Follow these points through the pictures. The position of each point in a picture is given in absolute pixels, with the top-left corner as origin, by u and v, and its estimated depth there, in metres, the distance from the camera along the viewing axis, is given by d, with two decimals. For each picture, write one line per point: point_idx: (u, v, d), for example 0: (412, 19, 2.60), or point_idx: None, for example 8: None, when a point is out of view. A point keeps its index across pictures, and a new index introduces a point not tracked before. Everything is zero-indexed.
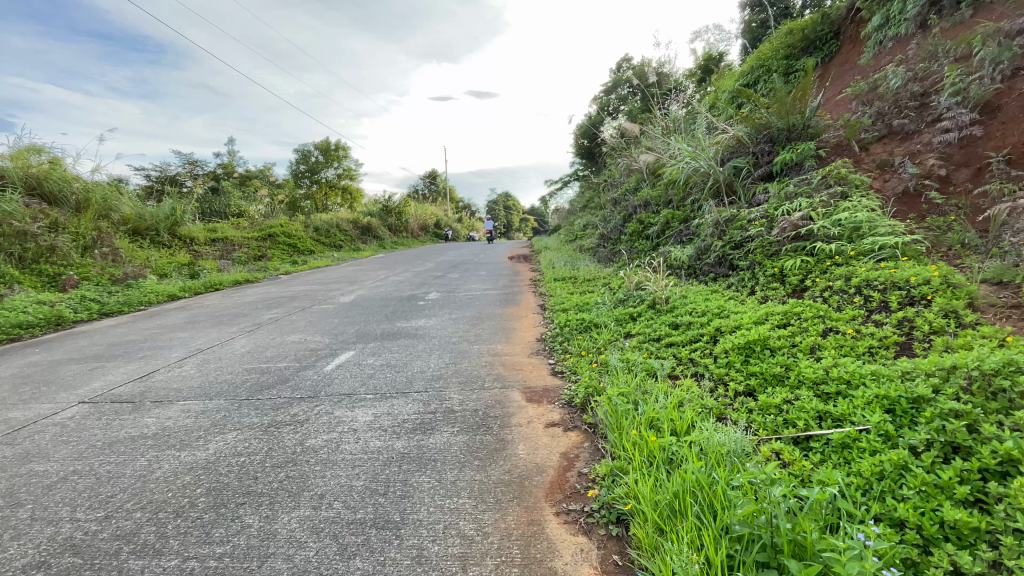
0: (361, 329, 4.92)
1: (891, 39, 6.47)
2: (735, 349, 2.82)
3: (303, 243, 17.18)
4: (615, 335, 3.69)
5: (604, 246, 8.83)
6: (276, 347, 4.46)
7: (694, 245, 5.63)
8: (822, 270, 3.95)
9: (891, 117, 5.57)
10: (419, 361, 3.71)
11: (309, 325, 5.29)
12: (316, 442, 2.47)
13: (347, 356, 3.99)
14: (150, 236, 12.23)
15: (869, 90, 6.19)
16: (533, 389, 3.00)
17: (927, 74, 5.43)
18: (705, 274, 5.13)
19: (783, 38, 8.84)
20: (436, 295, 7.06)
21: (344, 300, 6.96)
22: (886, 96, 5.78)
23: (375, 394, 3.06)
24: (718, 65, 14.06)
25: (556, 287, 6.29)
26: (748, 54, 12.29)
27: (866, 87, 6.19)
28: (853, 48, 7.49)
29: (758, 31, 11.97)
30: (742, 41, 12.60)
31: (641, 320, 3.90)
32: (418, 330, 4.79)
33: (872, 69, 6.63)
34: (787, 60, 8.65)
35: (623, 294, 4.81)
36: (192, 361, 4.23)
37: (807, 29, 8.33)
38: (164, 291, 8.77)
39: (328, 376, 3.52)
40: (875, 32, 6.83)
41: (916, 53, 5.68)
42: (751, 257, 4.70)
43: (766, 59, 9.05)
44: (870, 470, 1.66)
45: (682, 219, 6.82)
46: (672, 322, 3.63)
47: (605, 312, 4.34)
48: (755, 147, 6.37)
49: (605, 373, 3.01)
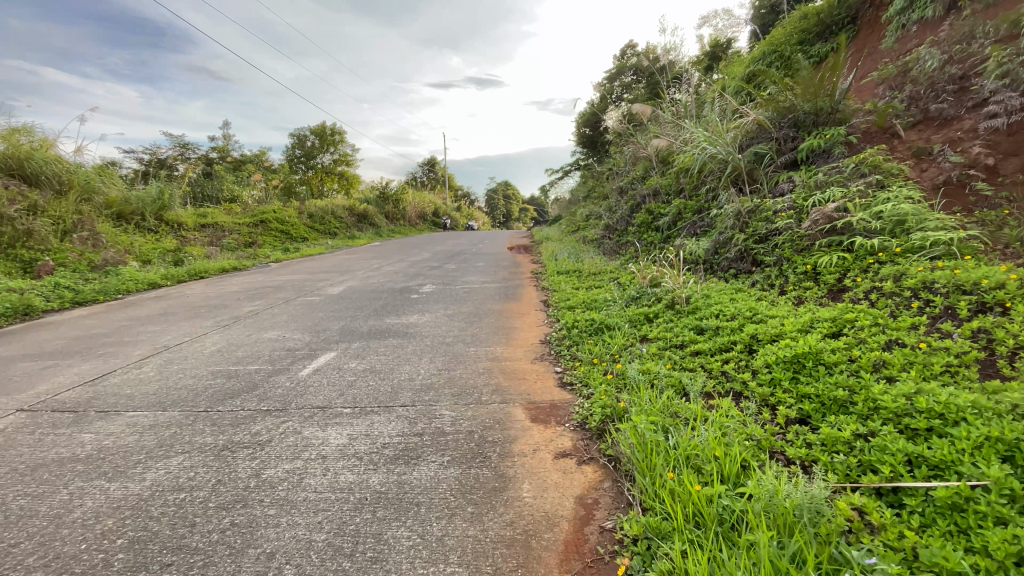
0: (346, 326, 4.47)
1: (915, 22, 6.02)
2: (782, 364, 2.36)
3: (296, 230, 16.67)
4: (631, 340, 3.25)
5: (610, 237, 8.36)
6: (250, 345, 4.00)
7: (712, 237, 5.13)
8: (863, 269, 3.52)
9: (927, 102, 5.11)
10: (407, 367, 3.27)
11: (291, 321, 4.83)
12: (275, 473, 2.02)
13: (327, 358, 3.54)
14: (135, 220, 11.90)
15: (898, 74, 5.71)
16: (538, 405, 2.55)
17: (965, 56, 4.95)
18: (725, 269, 4.65)
19: (797, 23, 8.33)
20: (431, 287, 6.58)
21: (332, 292, 6.51)
22: (919, 79, 5.31)
23: (353, 409, 2.62)
24: (725, 52, 13.62)
25: (559, 281, 5.83)
26: (758, 40, 11.85)
27: (895, 71, 5.71)
28: (872, 33, 6.98)
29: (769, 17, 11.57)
30: (751, 27, 12.17)
31: (660, 322, 3.44)
32: (409, 328, 4.34)
33: (898, 53, 6.14)
34: (801, 46, 8.14)
35: (636, 291, 4.36)
36: (155, 361, 3.77)
37: (822, 13, 7.82)
38: (144, 279, 8.29)
39: (302, 384, 3.06)
40: (898, 15, 6.36)
41: (949, 35, 5.22)
42: (779, 252, 4.22)
43: (779, 44, 8.55)
44: (1003, 549, 1.23)
45: (695, 209, 6.34)
46: (695, 324, 3.19)
47: (617, 313, 3.88)
48: (777, 132, 5.86)
49: (623, 388, 2.56)
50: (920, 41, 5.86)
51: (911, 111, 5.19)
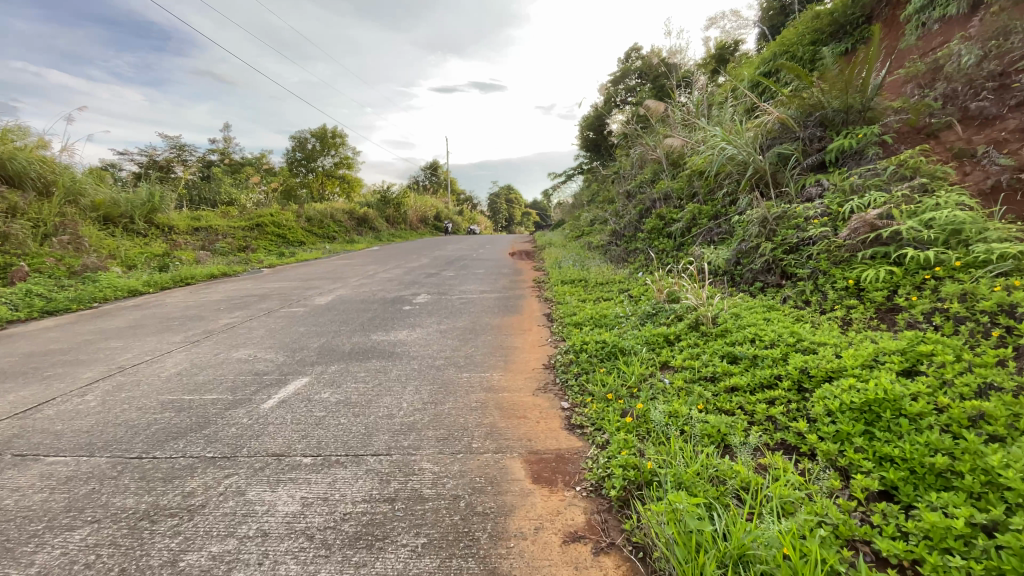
0: (326, 343, 3.99)
1: (937, 20, 5.61)
2: (849, 412, 1.89)
3: (293, 234, 16.25)
4: (651, 368, 2.77)
5: (617, 244, 7.88)
6: (215, 368, 3.53)
7: (734, 245, 4.65)
8: (917, 287, 3.05)
9: (965, 100, 4.62)
10: (388, 399, 2.78)
11: (267, 337, 4.36)
12: (196, 561, 1.55)
13: (298, 386, 3.06)
14: (122, 223, 11.49)
15: (928, 71, 5.20)
16: (542, 456, 2.06)
17: (1002, 53, 4.45)
18: (750, 282, 4.17)
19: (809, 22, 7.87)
20: (425, 297, 6.11)
21: (319, 302, 6.04)
22: (953, 77, 4.84)
23: (315, 460, 2.14)
24: (732, 55, 13.25)
25: (564, 293, 5.35)
26: (767, 42, 11.48)
27: (924, 68, 5.19)
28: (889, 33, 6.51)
29: (777, 19, 11.25)
30: (759, 29, 11.81)
31: (683, 347, 2.97)
32: (396, 346, 3.86)
33: (920, 51, 5.64)
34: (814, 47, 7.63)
35: (651, 306, 3.87)
36: (102, 387, 3.30)
37: (835, 13, 7.28)
38: (124, 285, 7.84)
39: (260, 421, 2.58)
40: (916, 14, 5.95)
41: (982, 30, 4.76)
42: (812, 264, 3.74)
43: (790, 45, 8.04)
44: None
45: (711, 215, 5.86)
46: (726, 350, 2.72)
47: (632, 333, 3.40)
48: (802, 131, 5.34)
49: (647, 436, 2.09)
50: (948, 38, 5.37)
51: (948, 110, 4.70)
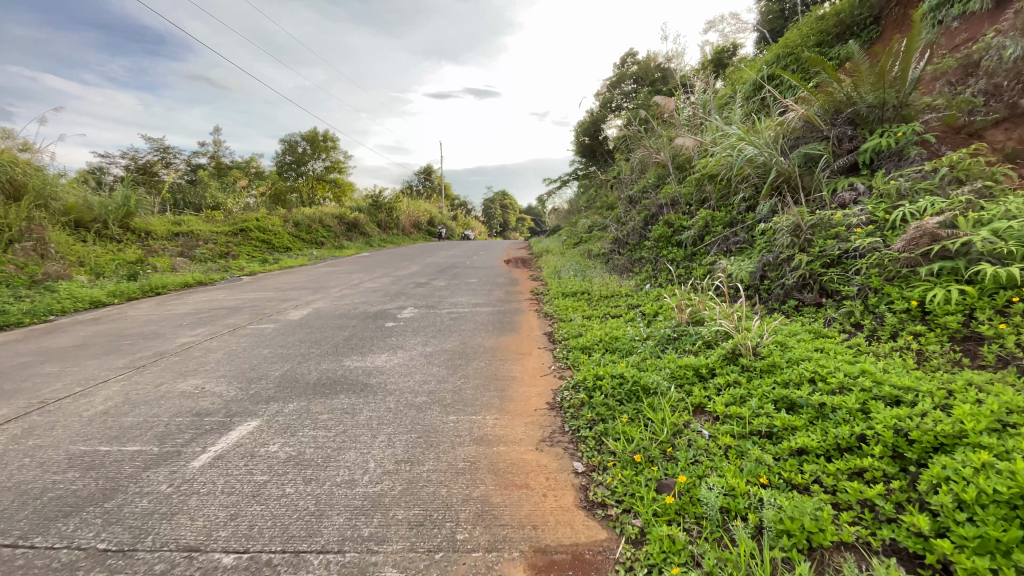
0: (290, 372, 3.40)
1: (957, 17, 5.08)
2: (991, 508, 1.33)
3: (279, 239, 15.62)
4: (684, 417, 2.19)
5: (620, 253, 7.34)
6: (151, 405, 2.93)
7: (760, 256, 4.09)
8: (1001, 312, 2.50)
9: (1013, 96, 4.10)
10: (351, 456, 2.19)
11: (225, 361, 3.75)
12: None
13: (243, 434, 2.47)
14: (95, 228, 10.83)
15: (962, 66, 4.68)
16: (553, 561, 1.49)
17: None
18: (783, 300, 3.61)
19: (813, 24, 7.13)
20: (411, 312, 5.52)
21: (293, 317, 5.43)
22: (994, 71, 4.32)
23: (238, 562, 1.56)
24: (730, 59, 12.86)
25: (567, 309, 4.79)
26: (768, 46, 11.07)
27: (956, 64, 4.62)
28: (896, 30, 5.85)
29: (777, 22, 10.85)
30: (759, 32, 11.41)
31: (722, 385, 2.40)
32: (371, 376, 3.27)
33: (940, 49, 5.08)
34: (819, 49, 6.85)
35: (672, 328, 3.30)
36: (7, 431, 2.68)
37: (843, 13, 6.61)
38: (85, 296, 7.19)
39: (183, 492, 1.99)
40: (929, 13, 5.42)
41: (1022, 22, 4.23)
42: (860, 280, 3.18)
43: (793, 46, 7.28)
44: None
45: (725, 222, 5.32)
46: (780, 395, 2.15)
47: (652, 363, 2.82)
48: (830, 130, 4.74)
49: (700, 533, 1.52)
50: (974, 34, 4.83)
51: (992, 107, 4.20)
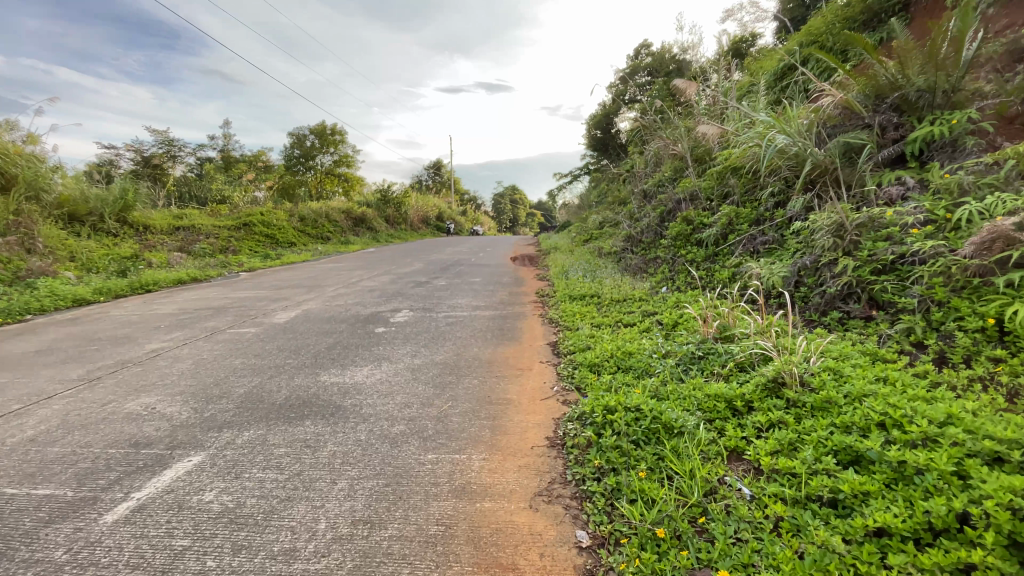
0: (256, 389, 2.98)
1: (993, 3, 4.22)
2: None
3: (283, 233, 15.29)
4: (716, 468, 1.74)
5: (633, 252, 6.87)
6: (88, 431, 2.53)
7: (796, 259, 3.61)
8: None
9: None
10: (298, 512, 1.76)
11: (187, 374, 3.35)
12: None
13: (177, 475, 2.05)
14: (90, 222, 10.57)
15: None
16: None
17: None
18: (825, 312, 3.12)
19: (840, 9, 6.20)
20: (405, 315, 5.09)
21: (278, 319, 5.03)
22: None
23: None
24: (749, 49, 12.22)
25: (574, 315, 4.32)
26: (790, 35, 10.44)
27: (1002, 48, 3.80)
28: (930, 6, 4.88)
29: (800, 10, 10.21)
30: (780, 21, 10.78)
31: (763, 426, 1.94)
32: (347, 394, 2.84)
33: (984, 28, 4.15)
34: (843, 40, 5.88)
35: (696, 344, 2.82)
36: None
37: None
38: (70, 293, 6.88)
39: (79, 561, 1.57)
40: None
41: None
42: (920, 291, 2.68)
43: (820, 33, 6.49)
44: None
45: (751, 219, 4.83)
46: (841, 444, 1.69)
47: (674, 390, 2.36)
48: (873, 117, 4.19)
49: None
50: (1016, 19, 3.99)
51: None
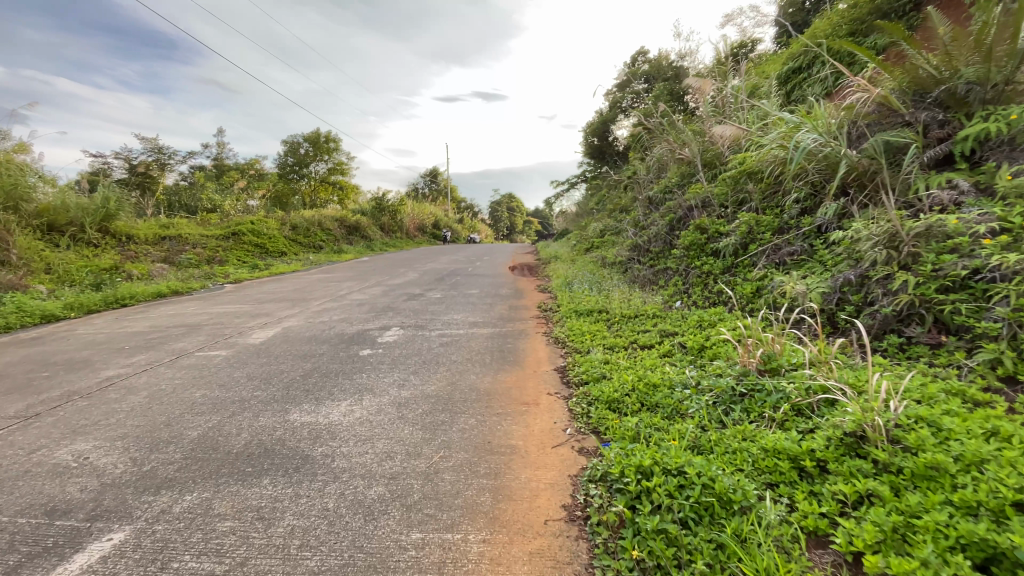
0: (212, 433, 2.50)
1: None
2: None
3: (274, 243, 14.80)
4: (800, 568, 1.29)
5: (640, 262, 6.43)
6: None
7: (837, 273, 3.16)
8: None
9: None
10: None
11: (138, 411, 2.87)
12: None
13: (85, 566, 1.57)
14: (70, 231, 10.06)
15: None
16: None
17: None
18: (880, 336, 2.69)
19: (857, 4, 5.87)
20: (394, 334, 4.62)
21: (254, 340, 4.54)
22: None
23: None
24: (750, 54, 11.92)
25: (583, 336, 3.86)
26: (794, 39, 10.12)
27: None
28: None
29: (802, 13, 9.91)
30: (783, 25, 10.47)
31: (849, 499, 1.49)
32: (318, 440, 2.36)
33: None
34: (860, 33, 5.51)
35: (736, 377, 2.37)
36: None
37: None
38: (36, 310, 6.37)
39: None
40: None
41: None
42: (1004, 312, 2.24)
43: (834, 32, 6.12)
44: None
45: (775, 228, 4.39)
46: (972, 535, 1.23)
47: (719, 439, 1.91)
48: (914, 114, 3.77)
49: None
50: None
51: None
